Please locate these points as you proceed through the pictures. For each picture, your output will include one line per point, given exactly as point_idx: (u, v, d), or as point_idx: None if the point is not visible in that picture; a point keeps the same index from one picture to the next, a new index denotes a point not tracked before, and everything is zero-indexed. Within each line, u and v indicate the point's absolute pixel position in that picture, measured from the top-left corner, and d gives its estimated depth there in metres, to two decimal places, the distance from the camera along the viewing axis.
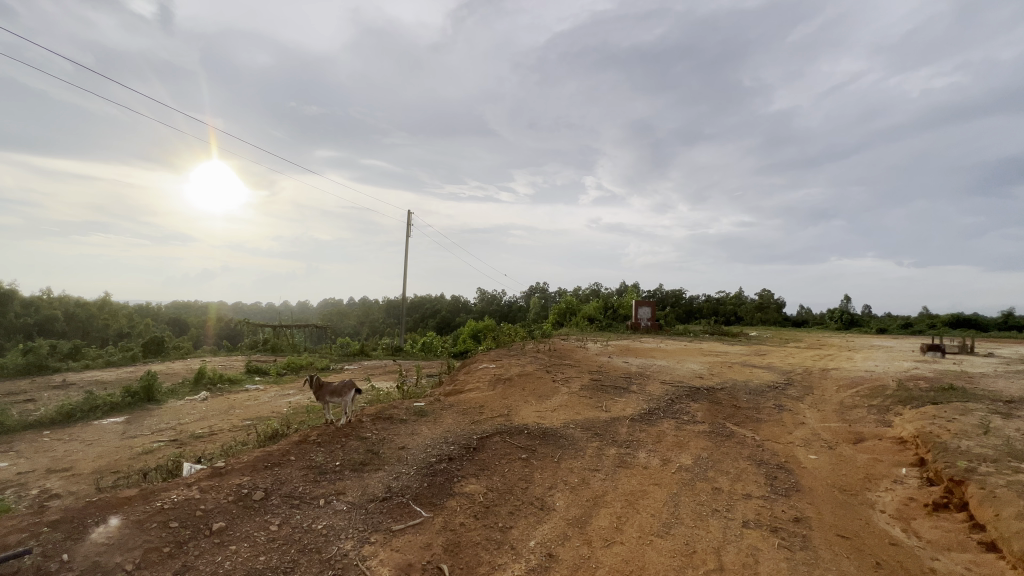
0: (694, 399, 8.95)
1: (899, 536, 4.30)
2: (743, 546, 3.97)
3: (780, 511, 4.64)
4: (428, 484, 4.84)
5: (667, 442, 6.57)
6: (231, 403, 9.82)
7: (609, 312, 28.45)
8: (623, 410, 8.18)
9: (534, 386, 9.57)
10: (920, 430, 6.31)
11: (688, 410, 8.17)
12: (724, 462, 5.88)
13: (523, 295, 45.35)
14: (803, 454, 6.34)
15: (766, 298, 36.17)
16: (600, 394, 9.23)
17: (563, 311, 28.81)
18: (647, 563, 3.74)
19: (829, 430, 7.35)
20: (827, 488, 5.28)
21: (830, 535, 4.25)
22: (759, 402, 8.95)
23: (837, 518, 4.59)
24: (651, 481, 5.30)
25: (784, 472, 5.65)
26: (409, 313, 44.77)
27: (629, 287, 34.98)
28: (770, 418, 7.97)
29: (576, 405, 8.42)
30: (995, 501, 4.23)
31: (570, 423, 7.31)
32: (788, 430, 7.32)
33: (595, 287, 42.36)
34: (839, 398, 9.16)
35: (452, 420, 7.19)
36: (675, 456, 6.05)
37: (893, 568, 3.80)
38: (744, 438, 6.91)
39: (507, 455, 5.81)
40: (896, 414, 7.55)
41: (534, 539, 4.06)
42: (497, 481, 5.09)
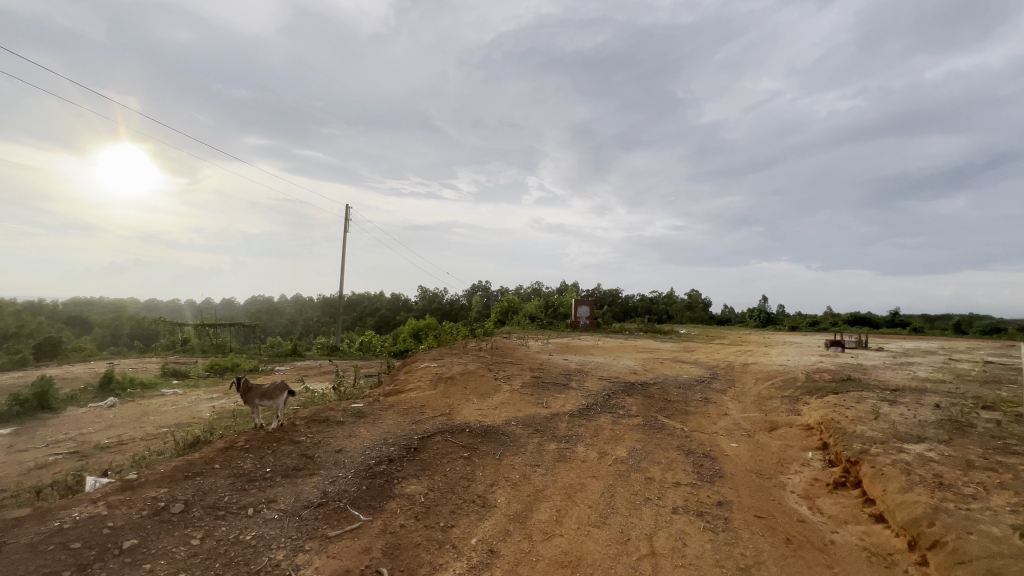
0: (628, 394, 9.39)
1: (806, 513, 4.76)
2: (672, 531, 4.22)
3: (705, 497, 4.99)
4: (367, 487, 4.71)
5: (604, 436, 6.84)
6: (145, 409, 8.99)
7: (550, 310, 29.08)
8: (562, 406, 8.41)
9: (476, 384, 9.60)
10: (823, 417, 7.03)
11: (624, 405, 8.56)
12: (656, 453, 6.22)
13: (465, 294, 45.18)
14: (725, 442, 6.85)
15: (695, 298, 38.56)
16: (540, 391, 9.43)
17: (505, 309, 29.03)
18: (585, 553, 3.87)
19: (747, 419, 8.00)
20: (746, 473, 5.74)
21: (748, 516, 4.62)
22: (687, 395, 9.55)
23: (754, 500, 5.00)
24: (589, 473, 5.50)
25: (708, 460, 6.09)
26: (347, 311, 43.17)
27: (568, 287, 35.99)
28: (697, 410, 8.54)
29: (517, 402, 8.53)
30: (883, 478, 4.79)
31: (511, 420, 7.41)
32: (712, 421, 7.89)
33: (536, 286, 43.17)
34: (756, 390, 9.99)
35: (392, 421, 7.04)
36: (611, 449, 6.32)
37: (801, 542, 4.20)
38: (674, 429, 7.35)
39: (449, 454, 5.78)
40: (804, 403, 8.37)
41: (475, 536, 4.07)
42: (439, 480, 5.05)
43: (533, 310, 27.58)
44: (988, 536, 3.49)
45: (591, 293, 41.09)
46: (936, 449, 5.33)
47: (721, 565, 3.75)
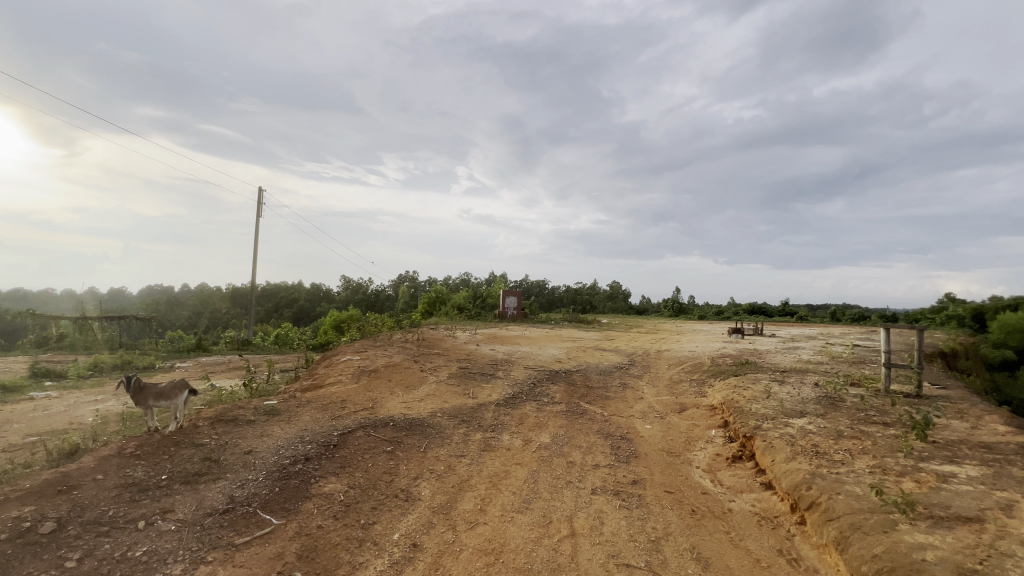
0: (553, 381, 9.70)
1: (709, 486, 5.22)
2: (591, 512, 4.42)
3: (622, 476, 5.30)
4: (280, 489, 4.43)
5: (529, 423, 7.00)
6: (6, 416, 7.72)
7: (478, 300, 29.10)
8: (489, 395, 8.47)
9: (401, 377, 9.37)
10: (725, 397, 7.72)
11: (548, 392, 8.83)
12: (578, 437, 6.49)
13: (391, 284, 43.88)
14: (640, 425, 7.29)
15: (616, 289, 40.56)
16: (467, 381, 9.44)
17: (433, 300, 28.57)
18: (508, 539, 3.94)
19: (660, 402, 8.59)
20: (658, 452, 6.16)
21: (659, 492, 4.96)
22: (608, 381, 10.07)
23: (664, 476, 5.38)
24: (514, 461, 5.60)
25: (625, 442, 6.45)
26: (260, 302, 40.12)
27: (497, 279, 36.25)
28: (616, 395, 9.02)
29: (443, 394, 8.46)
30: (772, 449, 5.36)
31: (437, 411, 7.34)
32: (630, 405, 8.38)
33: (465, 277, 43.03)
34: (668, 374, 10.77)
35: (309, 417, 6.68)
36: (535, 435, 6.49)
37: (704, 512, 4.60)
38: (595, 414, 7.69)
39: (371, 449, 5.60)
40: (709, 386, 9.16)
41: (398, 531, 3.99)
42: (361, 477, 4.88)
43: (461, 301, 27.45)
44: (852, 495, 4.04)
45: (519, 284, 41.71)
46: (814, 422, 6.08)
47: (634, 539, 3.99)
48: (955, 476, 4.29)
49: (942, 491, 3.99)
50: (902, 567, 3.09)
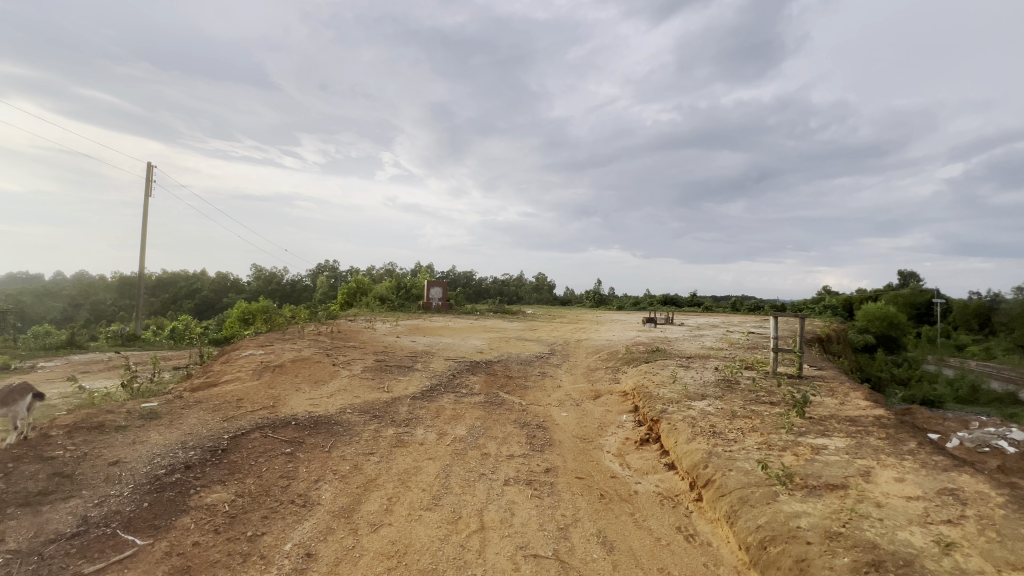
0: (473, 372, 9.59)
1: (617, 470, 5.39)
2: (502, 504, 4.36)
3: (535, 465, 5.30)
4: (150, 504, 3.87)
5: (445, 416, 6.82)
6: None
7: (401, 291, 28.14)
8: (405, 389, 8.14)
9: (309, 372, 8.72)
10: (636, 384, 8.07)
11: (467, 383, 8.70)
12: (494, 428, 6.42)
13: (307, 274, 41.17)
14: (557, 413, 7.40)
15: (541, 281, 41.34)
16: (383, 374, 9.04)
17: (353, 291, 27.13)
18: (414, 539, 3.75)
19: (577, 390, 8.80)
20: (571, 439, 6.26)
21: (571, 478, 5.03)
22: (528, 370, 10.16)
23: (577, 463, 5.47)
24: (426, 456, 5.39)
25: (541, 430, 6.50)
26: (152, 292, 35.77)
27: (423, 269, 35.46)
28: (535, 384, 9.13)
29: (355, 388, 8.00)
30: (675, 431, 5.64)
31: (347, 408, 6.89)
32: (548, 393, 8.50)
33: (389, 267, 41.59)
34: (586, 362, 11.10)
35: (197, 419, 5.97)
36: (451, 428, 6.33)
37: (612, 496, 4.72)
38: (513, 404, 7.69)
39: (267, 452, 5.11)
40: (622, 372, 9.55)
41: (290, 541, 3.64)
42: (252, 484, 4.41)
43: (383, 292, 26.41)
44: (742, 470, 4.34)
45: (445, 275, 41.01)
46: (713, 404, 6.52)
47: (544, 529, 3.98)
48: (826, 448, 4.78)
49: (815, 462, 4.41)
50: (780, 534, 3.33)
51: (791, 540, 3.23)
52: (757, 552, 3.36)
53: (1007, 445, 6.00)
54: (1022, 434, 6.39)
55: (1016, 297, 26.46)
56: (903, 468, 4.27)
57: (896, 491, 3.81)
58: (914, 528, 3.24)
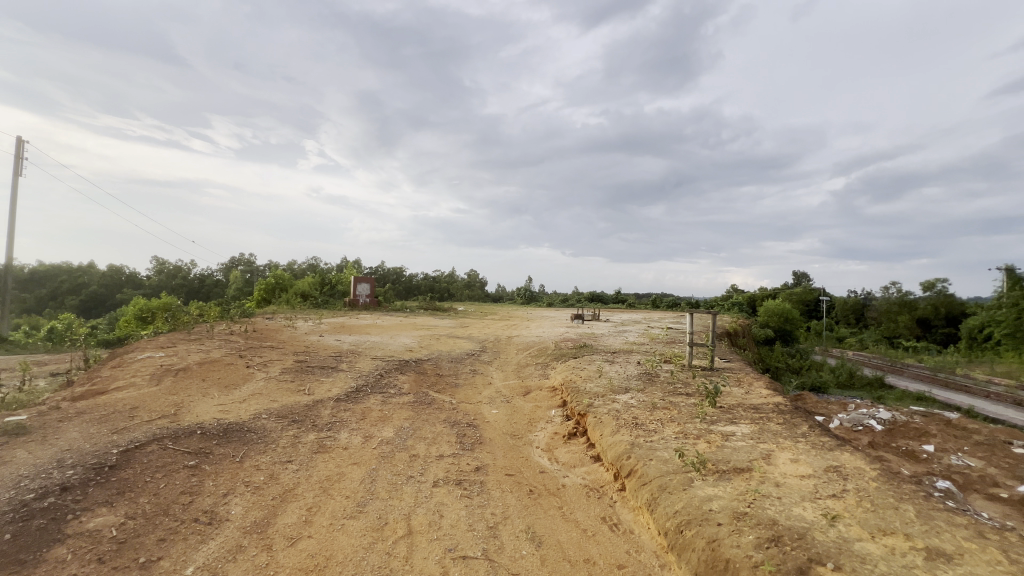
0: (401, 371, 9.33)
1: (546, 465, 5.48)
2: (431, 506, 4.26)
3: (465, 464, 5.25)
4: (14, 536, 3.31)
5: (372, 418, 6.56)
6: None
7: (325, 287, 26.76)
8: (328, 390, 7.72)
9: (219, 375, 7.99)
10: (565, 379, 8.28)
11: (396, 383, 8.44)
12: (424, 428, 6.28)
13: (218, 268, 37.83)
14: (487, 410, 7.39)
15: (473, 278, 41.25)
16: (304, 376, 8.51)
17: (271, 286, 25.31)
18: (336, 550, 3.56)
19: (507, 386, 8.86)
20: (501, 436, 6.28)
21: (501, 476, 5.04)
22: (458, 368, 10.06)
23: (507, 460, 5.49)
24: (350, 461, 5.14)
25: (471, 428, 6.46)
26: (24, 287, 30.94)
27: (349, 264, 33.93)
28: (465, 382, 9.07)
29: (272, 392, 7.46)
30: (601, 424, 5.85)
31: (262, 413, 6.39)
32: (478, 391, 8.48)
33: (312, 262, 39.36)
34: (516, 359, 11.22)
35: (78, 433, 5.23)
36: (378, 430, 6.10)
37: (541, 491, 4.79)
38: (443, 403, 7.57)
39: (166, 466, 4.59)
40: (552, 368, 9.76)
41: (192, 564, 3.30)
42: (148, 503, 3.94)
43: (306, 288, 24.94)
44: (661, 459, 4.59)
45: (373, 271, 39.59)
46: (635, 396, 6.85)
47: (473, 529, 3.95)
48: (734, 434, 5.19)
49: (725, 448, 4.77)
50: (694, 518, 3.56)
51: (704, 523, 3.46)
52: (674, 536, 3.56)
53: (876, 424, 6.93)
54: (887, 414, 7.41)
55: (883, 295, 30.64)
56: (797, 449, 4.74)
57: (792, 470, 4.23)
58: (806, 504, 3.60)
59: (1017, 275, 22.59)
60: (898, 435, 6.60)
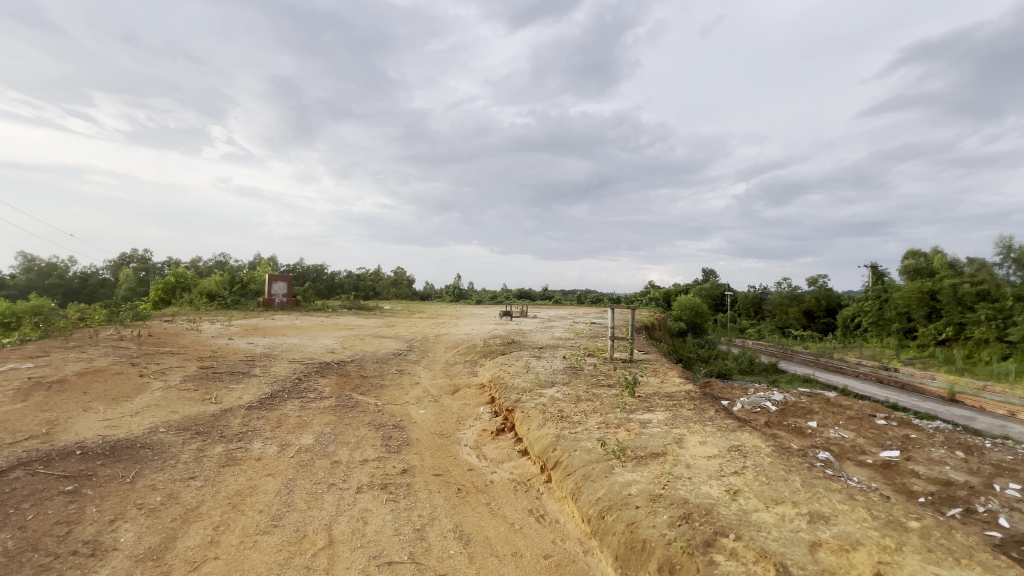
0: (322, 374, 8.86)
1: (474, 462, 5.48)
2: (354, 513, 4.09)
3: (391, 467, 5.10)
4: None
5: (289, 425, 6.15)
6: None
7: (235, 286, 24.67)
8: (239, 398, 7.12)
9: (104, 387, 7.04)
10: (493, 376, 8.31)
11: (316, 387, 7.99)
12: (347, 433, 6.01)
13: (104, 266, 33.42)
14: (414, 410, 7.23)
15: (400, 276, 40.17)
16: (210, 383, 7.77)
17: (170, 286, 22.83)
18: (247, 570, 3.30)
19: (435, 386, 8.73)
20: (429, 436, 6.18)
21: (428, 477, 4.96)
22: (384, 369, 9.74)
23: (434, 460, 5.42)
24: (264, 472, 4.79)
25: (397, 430, 6.28)
26: None
27: (263, 261, 31.54)
28: (391, 382, 8.81)
29: (171, 402, 6.72)
30: (528, 419, 5.96)
31: (159, 427, 5.75)
32: (405, 391, 8.28)
33: (219, 259, 36.05)
34: (445, 357, 11.09)
35: None
36: (296, 438, 5.74)
37: (469, 489, 4.78)
38: (368, 405, 7.30)
39: (36, 494, 3.98)
40: (480, 365, 9.77)
41: None
42: (10, 540, 3.39)
43: (212, 288, 22.80)
44: (585, 449, 4.77)
45: (291, 269, 37.15)
46: (560, 390, 7.06)
47: (399, 532, 3.85)
48: (650, 421, 5.53)
49: (643, 435, 5.07)
50: (615, 503, 3.74)
51: (624, 507, 3.65)
52: (597, 522, 3.72)
53: (771, 405, 7.75)
54: (780, 396, 8.30)
55: (776, 290, 34.23)
56: (705, 432, 5.16)
57: (700, 452, 4.59)
58: (712, 481, 3.93)
59: (880, 272, 26.30)
60: (788, 414, 7.43)
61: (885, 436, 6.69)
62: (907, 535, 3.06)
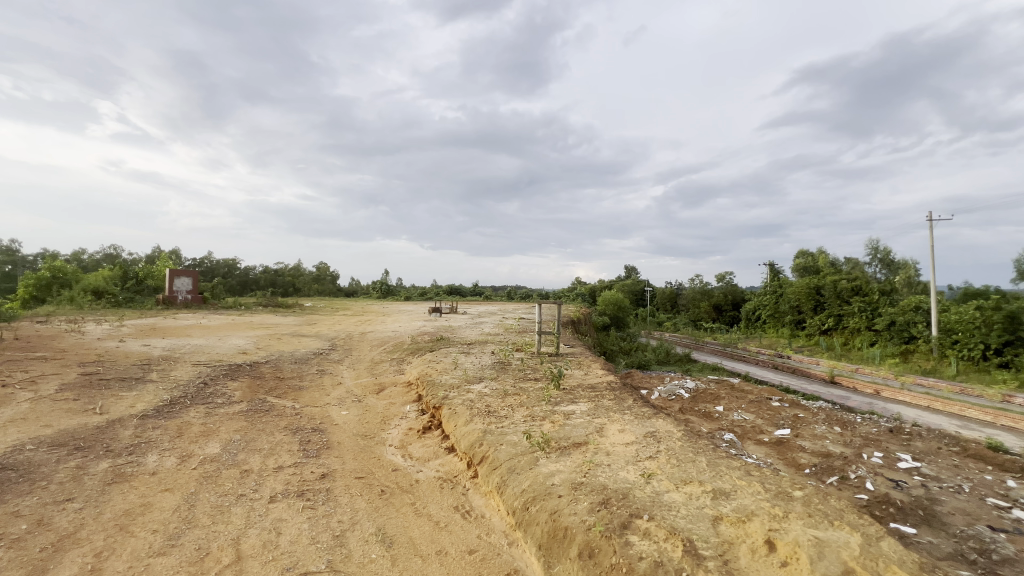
0: (232, 376, 8.18)
1: (400, 462, 5.34)
2: (266, 525, 3.82)
3: (309, 473, 4.82)
4: None
5: (191, 434, 5.61)
6: None
7: (128, 282, 21.97)
8: (130, 407, 6.36)
9: None
10: (420, 373, 8.15)
11: (224, 391, 7.37)
12: (259, 439, 5.59)
13: None
14: (336, 412, 6.90)
15: (323, 271, 38.15)
16: (94, 391, 6.87)
17: (45, 282, 19.84)
18: None
19: (360, 385, 8.40)
20: (351, 438, 5.92)
21: (350, 480, 4.76)
22: (303, 369, 9.20)
23: (357, 462, 5.21)
24: (160, 488, 4.32)
25: (317, 433, 5.95)
26: None
27: (163, 254, 28.42)
28: (311, 383, 8.35)
29: (42, 415, 5.84)
30: (455, 416, 5.89)
31: (26, 444, 4.97)
32: (327, 392, 7.89)
33: (108, 251, 31.97)
34: (370, 356, 10.71)
35: None
36: (201, 447, 5.25)
37: (393, 490, 4.64)
38: (285, 408, 6.86)
39: None
40: (407, 363, 9.54)
41: None
42: None
43: (99, 283, 20.16)
44: (510, 443, 4.82)
45: (196, 263, 33.80)
46: (488, 385, 7.10)
47: (316, 541, 3.65)
48: (574, 412, 5.72)
49: (566, 426, 5.23)
50: (539, 494, 3.82)
51: (547, 497, 3.74)
52: (521, 514, 3.78)
53: (684, 392, 8.36)
54: (691, 383, 8.97)
55: (690, 287, 36.88)
56: (624, 420, 5.44)
57: (619, 439, 4.84)
58: (629, 467, 4.15)
59: (776, 270, 29.28)
60: (699, 400, 8.04)
61: (779, 416, 7.48)
62: (792, 504, 3.43)
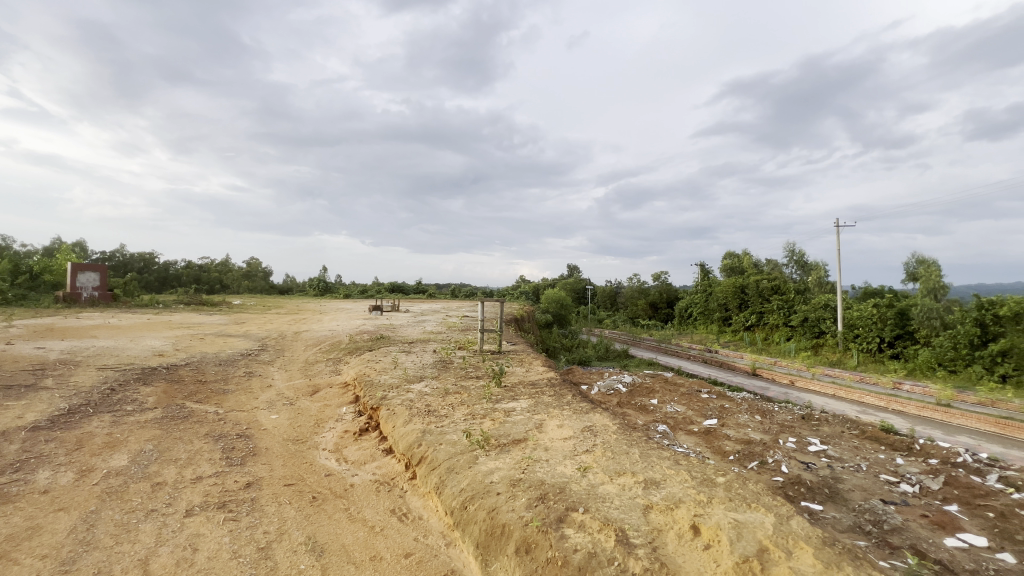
0: (145, 381, 7.47)
1: (333, 467, 5.12)
2: (180, 541, 3.52)
3: (232, 483, 4.49)
4: None
5: (94, 445, 5.06)
6: None
7: (21, 277, 19.46)
8: (17, 418, 5.61)
9: None
10: (358, 374, 7.86)
11: (135, 397, 6.71)
12: (175, 448, 5.14)
13: None
14: (265, 416, 6.50)
15: (254, 267, 35.84)
16: None
17: None
18: None
19: (292, 387, 7.96)
20: (281, 443, 5.60)
21: (277, 488, 4.49)
22: (228, 371, 8.58)
23: (287, 469, 4.94)
24: (53, 508, 3.85)
25: (242, 440, 5.57)
26: None
27: (63, 246, 25.41)
28: (237, 386, 7.80)
29: None
30: (393, 416, 5.73)
31: None
32: (255, 395, 7.42)
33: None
34: (304, 356, 10.19)
35: None
36: (104, 460, 4.74)
37: (325, 496, 4.44)
38: (206, 414, 6.36)
39: None
40: (344, 363, 9.18)
41: None
42: None
43: None
44: (450, 443, 4.76)
45: (105, 257, 30.55)
46: (429, 384, 6.97)
47: (238, 555, 3.41)
48: (514, 409, 5.76)
49: (506, 423, 5.25)
50: (478, 493, 3.80)
51: (485, 495, 3.73)
52: (459, 513, 3.73)
53: (621, 387, 8.67)
54: (629, 378, 9.30)
55: (628, 285, 38.38)
56: (563, 416, 5.54)
57: (558, 435, 4.92)
58: (567, 461, 4.24)
59: (706, 270, 31.14)
60: (635, 394, 8.38)
61: (707, 407, 7.95)
62: (715, 489, 3.65)
